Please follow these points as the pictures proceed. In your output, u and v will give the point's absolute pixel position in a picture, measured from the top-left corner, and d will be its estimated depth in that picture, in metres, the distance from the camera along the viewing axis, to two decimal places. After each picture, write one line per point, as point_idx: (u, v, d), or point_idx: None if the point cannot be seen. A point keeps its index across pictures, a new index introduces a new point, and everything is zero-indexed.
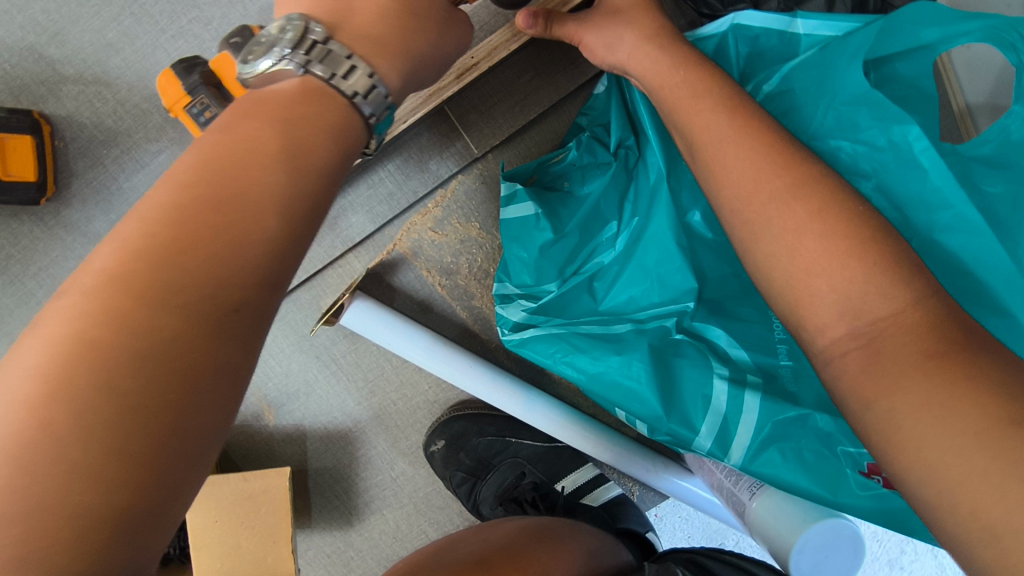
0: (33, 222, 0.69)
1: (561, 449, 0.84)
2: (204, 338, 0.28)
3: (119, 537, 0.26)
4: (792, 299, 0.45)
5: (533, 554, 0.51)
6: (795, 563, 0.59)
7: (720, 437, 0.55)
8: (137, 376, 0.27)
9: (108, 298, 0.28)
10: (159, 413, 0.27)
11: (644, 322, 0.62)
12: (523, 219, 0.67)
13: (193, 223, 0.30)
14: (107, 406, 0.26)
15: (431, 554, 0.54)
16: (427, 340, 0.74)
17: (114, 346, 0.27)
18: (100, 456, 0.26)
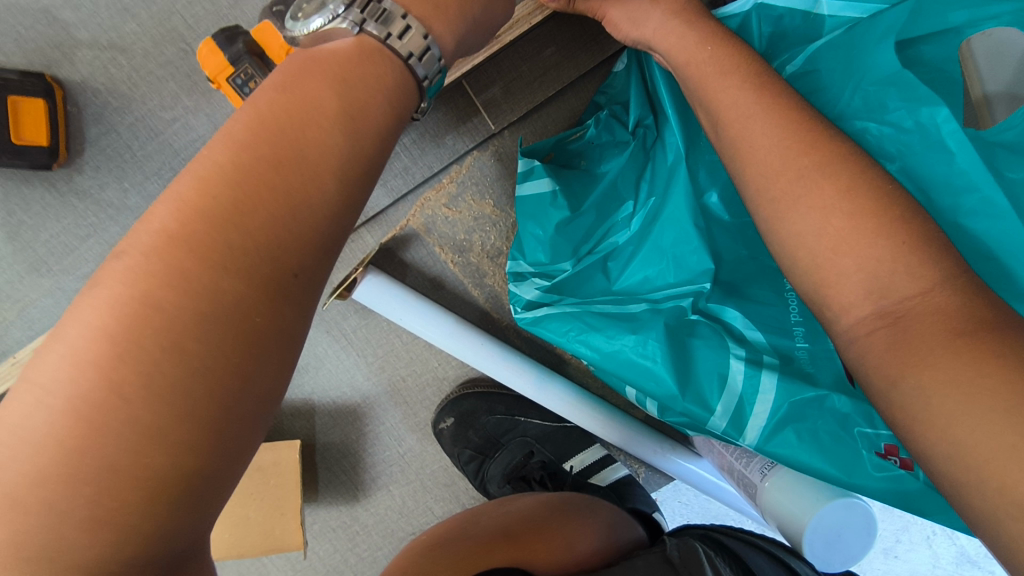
0: (45, 188, 0.69)
1: (570, 429, 0.84)
2: (264, 305, 0.31)
3: (191, 489, 0.29)
4: (816, 279, 0.45)
5: (557, 527, 0.52)
6: (809, 543, 0.59)
7: (736, 417, 0.55)
8: (202, 341, 0.29)
9: (171, 261, 0.29)
10: (225, 376, 0.29)
11: (659, 302, 0.62)
12: (539, 196, 0.67)
13: (250, 185, 0.31)
14: (176, 368, 0.28)
15: (456, 527, 0.55)
16: (440, 318, 0.74)
17: (179, 311, 0.29)
18: (171, 416, 0.28)
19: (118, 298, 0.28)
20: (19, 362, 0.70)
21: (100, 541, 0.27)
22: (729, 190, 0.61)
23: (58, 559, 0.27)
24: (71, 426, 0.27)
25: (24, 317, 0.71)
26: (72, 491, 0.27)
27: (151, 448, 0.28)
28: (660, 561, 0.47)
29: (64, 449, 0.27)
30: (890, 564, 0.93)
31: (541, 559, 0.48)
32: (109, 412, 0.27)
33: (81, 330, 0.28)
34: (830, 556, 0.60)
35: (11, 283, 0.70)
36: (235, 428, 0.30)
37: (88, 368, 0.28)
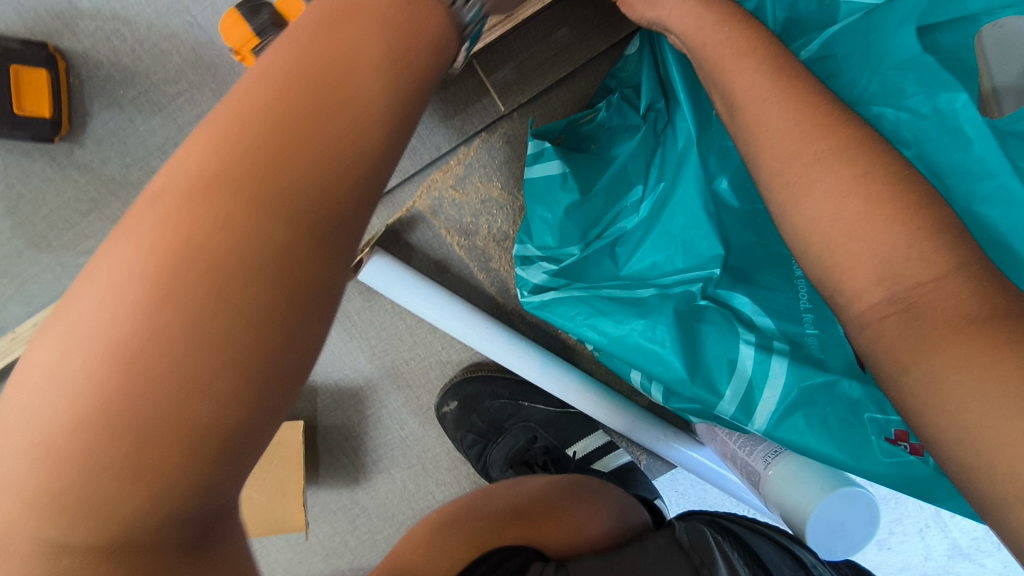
0: (45, 161, 0.67)
1: (573, 415, 0.84)
2: (309, 251, 0.30)
3: (231, 446, 0.27)
4: (830, 263, 0.44)
5: (569, 506, 0.54)
6: (811, 531, 0.60)
7: (745, 402, 0.55)
8: (249, 288, 0.28)
9: (203, 211, 0.28)
10: (271, 324, 0.28)
11: (668, 287, 0.62)
12: (548, 178, 0.67)
13: (263, 153, 0.30)
14: (223, 313, 0.27)
15: (462, 505, 0.55)
16: (446, 300, 0.74)
17: (226, 257, 0.28)
18: (216, 365, 0.27)
19: (143, 250, 0.28)
20: (19, 339, 0.69)
21: (139, 494, 0.26)
22: (740, 176, 0.61)
23: (101, 511, 0.26)
24: (113, 371, 0.26)
25: (24, 292, 0.69)
26: (108, 439, 0.26)
27: (195, 399, 0.26)
28: (670, 544, 0.48)
29: (107, 395, 0.26)
30: (885, 556, 0.94)
31: (554, 538, 0.52)
32: (154, 357, 0.26)
33: (113, 278, 0.28)
34: (833, 544, 0.60)
35: (9, 258, 0.69)
36: (280, 381, 0.28)
37: (128, 312, 0.27)
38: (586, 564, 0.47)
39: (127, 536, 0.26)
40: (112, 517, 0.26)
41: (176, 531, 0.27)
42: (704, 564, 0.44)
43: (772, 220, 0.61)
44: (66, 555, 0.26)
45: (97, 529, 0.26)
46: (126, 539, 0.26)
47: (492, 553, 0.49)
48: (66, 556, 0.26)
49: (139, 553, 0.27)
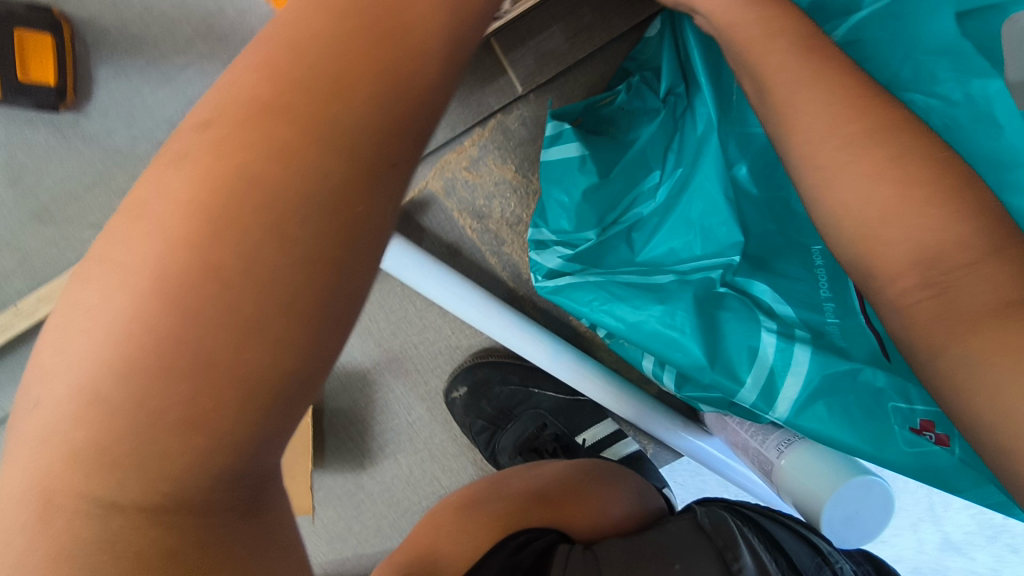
0: (50, 130, 0.66)
1: (583, 402, 0.83)
2: (365, 182, 0.26)
3: (283, 396, 0.26)
4: (863, 247, 0.43)
5: (590, 488, 0.54)
6: (828, 520, 0.59)
7: (766, 390, 0.54)
8: (308, 222, 0.25)
9: (252, 143, 0.25)
10: (323, 268, 0.25)
11: (686, 274, 0.61)
12: (566, 160, 0.66)
13: (303, 85, 0.25)
14: (281, 252, 0.25)
15: (483, 488, 0.54)
16: (458, 283, 0.73)
17: (283, 190, 0.25)
18: (271, 308, 0.24)
19: (177, 197, 0.25)
20: (21, 313, 0.66)
21: (194, 448, 0.25)
22: (759, 163, 0.60)
23: (151, 469, 0.25)
24: (163, 313, 0.24)
25: (27, 265, 0.68)
26: (155, 385, 0.24)
27: (247, 345, 0.24)
28: (691, 528, 0.47)
29: (157, 339, 0.24)
30: (941, 558, 0.88)
31: (579, 521, 0.51)
32: (205, 295, 0.24)
33: (154, 218, 0.25)
34: (848, 533, 0.60)
35: (12, 231, 0.68)
36: (332, 331, 0.26)
37: (176, 254, 0.24)
38: (611, 546, 0.47)
39: (179, 496, 0.25)
40: (161, 475, 0.25)
41: (218, 494, 0.26)
42: (728, 548, 0.44)
43: (792, 207, 0.60)
44: (116, 518, 0.25)
45: (144, 488, 0.25)
46: (175, 500, 0.25)
47: (519, 533, 0.47)
48: (116, 519, 0.25)
49: (187, 514, 0.26)
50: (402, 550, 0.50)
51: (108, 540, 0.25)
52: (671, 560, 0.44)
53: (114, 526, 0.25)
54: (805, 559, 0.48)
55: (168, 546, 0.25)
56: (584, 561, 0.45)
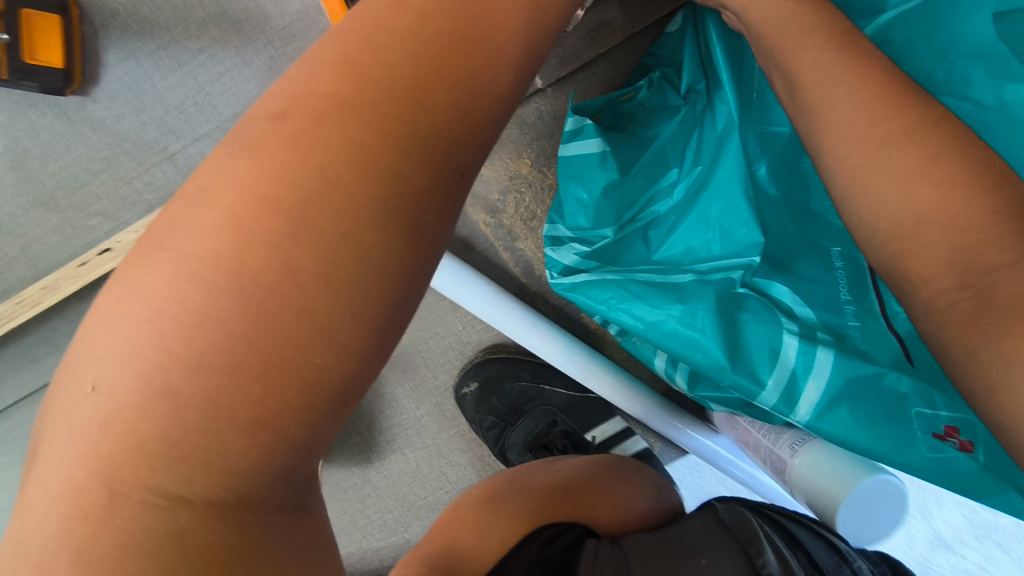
0: (55, 114, 0.67)
1: (593, 400, 0.83)
2: (428, 192, 0.29)
3: (342, 396, 0.28)
4: (897, 249, 0.43)
5: (611, 486, 0.53)
6: (842, 519, 0.59)
7: (787, 393, 0.54)
8: (381, 230, 0.28)
9: (329, 167, 0.28)
10: (388, 277, 0.28)
11: (706, 274, 0.60)
12: (585, 156, 0.65)
13: (377, 112, 0.28)
14: (354, 258, 0.27)
15: (501, 484, 0.54)
16: (476, 282, 0.73)
17: (361, 198, 0.27)
18: (342, 314, 0.27)
19: (259, 198, 0.27)
20: (25, 303, 0.67)
21: (258, 444, 0.27)
22: (779, 161, 0.61)
23: (216, 465, 0.26)
24: (246, 314, 0.26)
25: (29, 252, 0.68)
26: (228, 381, 0.26)
27: (321, 344, 0.26)
28: (713, 524, 0.47)
29: (236, 334, 0.26)
30: (930, 555, 0.88)
31: (601, 517, 0.51)
32: (278, 300, 0.26)
33: (236, 218, 0.27)
34: (862, 531, 0.60)
35: (12, 215, 0.67)
36: (388, 334, 0.29)
37: (258, 254, 0.26)
38: (637, 541, 0.47)
39: (241, 491, 0.27)
40: (224, 474, 0.27)
41: (272, 483, 0.28)
42: (751, 543, 0.44)
43: (811, 209, 0.61)
44: (183, 512, 0.26)
45: (210, 482, 0.26)
46: (236, 495, 0.27)
47: (547, 526, 0.47)
48: (183, 513, 0.26)
49: (246, 511, 0.28)
50: (427, 543, 0.50)
51: (174, 533, 0.26)
52: (697, 555, 0.43)
53: (180, 520, 0.26)
54: (825, 557, 0.47)
55: (233, 541, 0.27)
56: (613, 554, 0.45)
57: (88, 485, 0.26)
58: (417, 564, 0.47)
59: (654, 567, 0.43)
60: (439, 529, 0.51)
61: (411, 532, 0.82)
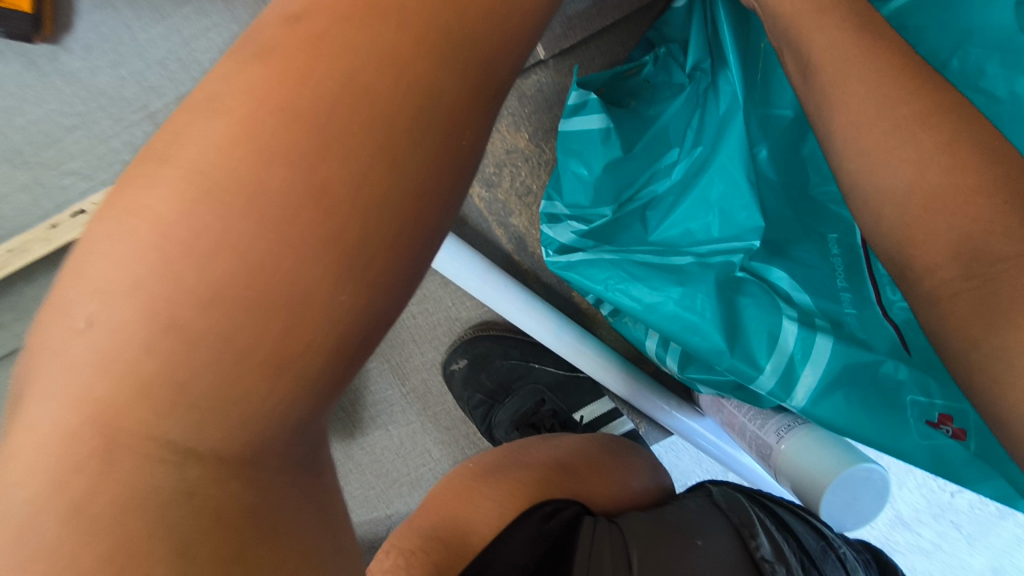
0: (25, 64, 0.65)
1: (581, 379, 0.82)
2: (438, 164, 0.27)
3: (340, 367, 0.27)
4: (903, 237, 0.42)
5: (609, 464, 0.53)
6: (827, 503, 0.60)
7: (784, 377, 0.54)
8: (396, 190, 0.26)
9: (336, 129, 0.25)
10: (388, 247, 0.26)
11: (705, 257, 0.60)
12: (586, 132, 0.63)
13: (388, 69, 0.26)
14: (364, 219, 0.25)
15: (497, 458, 0.53)
16: (472, 258, 0.72)
17: (371, 164, 0.25)
18: (342, 283, 0.25)
19: (266, 144, 0.25)
20: None
21: (276, 392, 0.25)
22: (781, 145, 0.60)
23: (240, 406, 0.25)
24: (262, 257, 0.25)
25: None
26: (243, 327, 0.25)
27: (318, 311, 0.25)
28: (706, 504, 0.47)
29: (243, 286, 0.24)
30: (889, 533, 0.92)
31: (598, 494, 0.51)
32: (300, 244, 0.25)
33: (240, 164, 0.25)
34: (844, 517, 0.60)
35: None
36: (400, 297, 0.27)
37: (269, 201, 0.25)
38: (631, 516, 0.46)
39: (255, 449, 0.26)
40: (251, 424, 0.25)
41: (281, 443, 0.27)
42: (745, 526, 0.44)
43: (810, 196, 0.60)
44: (193, 468, 0.25)
45: (224, 439, 0.25)
46: (253, 446, 0.26)
47: (546, 502, 0.47)
48: (192, 470, 0.25)
49: (259, 467, 0.26)
50: (422, 515, 0.50)
51: (184, 492, 0.25)
52: (693, 535, 0.43)
53: (190, 476, 0.25)
54: (811, 543, 0.47)
55: (245, 505, 0.26)
56: (609, 532, 0.44)
57: (92, 432, 0.24)
58: (412, 539, 0.47)
59: (651, 548, 0.42)
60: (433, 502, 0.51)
61: (394, 507, 0.82)
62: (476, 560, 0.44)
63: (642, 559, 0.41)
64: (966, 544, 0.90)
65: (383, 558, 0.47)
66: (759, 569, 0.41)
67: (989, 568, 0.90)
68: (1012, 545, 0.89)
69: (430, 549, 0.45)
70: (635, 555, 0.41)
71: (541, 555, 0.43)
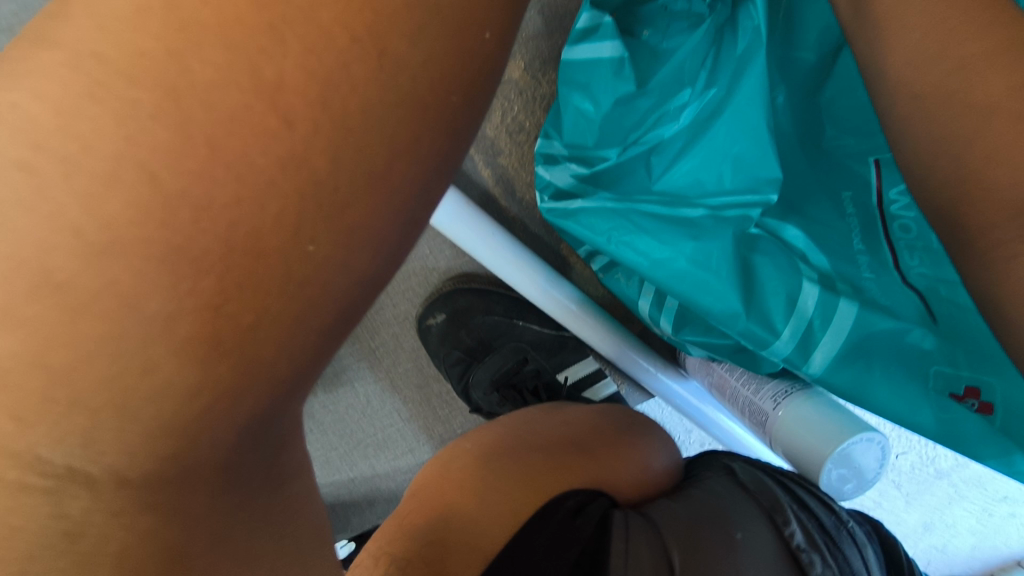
0: None
1: (567, 338, 0.76)
2: (434, 88, 0.24)
3: (297, 308, 0.24)
4: (950, 187, 0.30)
5: (628, 445, 0.51)
6: (827, 473, 0.56)
7: (802, 342, 0.52)
8: (378, 129, 0.23)
9: (339, 36, 0.22)
10: (365, 168, 0.24)
11: (719, 210, 0.54)
12: (593, 61, 0.56)
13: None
14: (336, 166, 0.23)
15: (510, 433, 0.50)
16: (462, 204, 0.65)
17: (357, 84, 0.23)
18: (315, 210, 0.23)
19: (232, 64, 0.22)
20: None
21: (236, 340, 0.23)
22: (796, 90, 0.55)
23: (198, 361, 0.23)
24: (210, 224, 0.22)
25: None
26: (189, 290, 0.22)
27: (292, 244, 0.23)
28: (732, 487, 0.44)
29: (191, 271, 0.22)
30: None
31: (621, 481, 0.48)
32: (282, 164, 0.23)
33: (207, 96, 0.22)
34: (843, 485, 0.57)
35: None
36: (377, 242, 0.25)
37: (228, 141, 0.22)
38: (663, 507, 0.43)
39: (222, 409, 0.24)
40: (200, 411, 0.24)
41: (264, 395, 0.25)
42: (777, 510, 0.42)
43: (824, 150, 0.56)
44: (155, 439, 0.23)
45: (143, 454, 0.23)
46: (173, 454, 0.24)
47: (568, 496, 0.43)
48: (86, 495, 0.23)
49: (215, 417, 0.24)
50: (417, 511, 0.46)
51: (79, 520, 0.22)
52: (732, 527, 0.40)
53: (72, 512, 0.23)
54: (826, 518, 0.42)
55: (169, 545, 0.25)
56: (643, 530, 0.40)
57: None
58: (416, 545, 0.42)
59: (690, 547, 0.38)
60: (421, 488, 0.48)
61: (357, 470, 0.78)
62: (497, 561, 0.40)
63: (684, 564, 0.38)
64: (904, 503, 0.92)
65: (374, 566, 0.42)
66: (796, 559, 0.39)
67: (920, 522, 0.93)
68: (942, 502, 0.90)
69: (434, 558, 0.40)
70: (676, 556, 0.38)
71: (572, 563, 0.38)
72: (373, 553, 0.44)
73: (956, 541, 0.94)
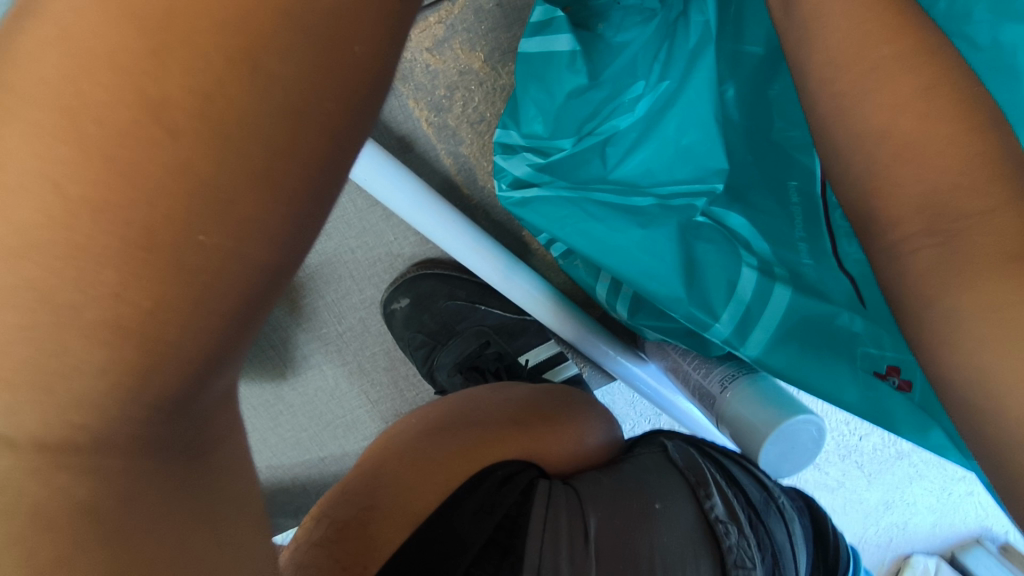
0: None
1: (527, 322, 0.79)
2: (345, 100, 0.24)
3: (209, 307, 0.24)
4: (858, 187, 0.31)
5: (566, 415, 0.54)
6: (765, 453, 0.58)
7: (740, 325, 0.55)
8: (278, 136, 0.23)
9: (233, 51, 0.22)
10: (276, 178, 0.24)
11: (666, 199, 0.57)
12: (551, 54, 0.59)
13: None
14: (258, 164, 0.23)
15: (452, 409, 0.53)
16: (415, 186, 0.65)
17: (255, 102, 0.23)
18: (224, 217, 0.23)
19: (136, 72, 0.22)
20: None
21: (148, 336, 0.24)
22: (746, 83, 0.56)
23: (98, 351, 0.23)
24: (160, 209, 0.23)
25: None
26: (99, 280, 0.23)
27: (193, 251, 0.23)
28: (664, 464, 0.48)
29: (140, 253, 0.23)
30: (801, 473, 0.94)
31: (554, 456, 0.51)
32: (183, 171, 0.23)
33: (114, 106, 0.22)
34: (781, 464, 0.59)
35: None
36: (292, 242, 0.25)
37: (139, 153, 0.22)
38: (588, 478, 0.48)
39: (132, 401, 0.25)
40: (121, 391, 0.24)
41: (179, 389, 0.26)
42: (701, 485, 0.45)
43: (772, 141, 0.57)
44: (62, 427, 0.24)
45: (102, 421, 0.25)
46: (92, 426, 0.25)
47: (498, 467, 0.47)
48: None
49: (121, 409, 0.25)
50: (359, 479, 0.48)
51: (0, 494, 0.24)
52: (652, 498, 0.44)
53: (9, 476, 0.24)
54: (756, 494, 0.46)
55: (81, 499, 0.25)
56: (565, 498, 0.45)
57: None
58: (349, 509, 0.44)
59: (610, 515, 0.43)
60: (365, 465, 0.49)
61: (327, 450, 0.82)
62: (421, 529, 0.42)
63: (599, 526, 0.42)
64: (866, 481, 0.94)
65: (315, 528, 0.44)
66: (713, 530, 0.42)
67: (881, 501, 0.95)
68: (904, 481, 0.94)
69: (364, 519, 0.43)
70: (592, 519, 0.42)
71: (493, 527, 0.42)
72: (317, 513, 0.46)
73: (916, 519, 0.96)
